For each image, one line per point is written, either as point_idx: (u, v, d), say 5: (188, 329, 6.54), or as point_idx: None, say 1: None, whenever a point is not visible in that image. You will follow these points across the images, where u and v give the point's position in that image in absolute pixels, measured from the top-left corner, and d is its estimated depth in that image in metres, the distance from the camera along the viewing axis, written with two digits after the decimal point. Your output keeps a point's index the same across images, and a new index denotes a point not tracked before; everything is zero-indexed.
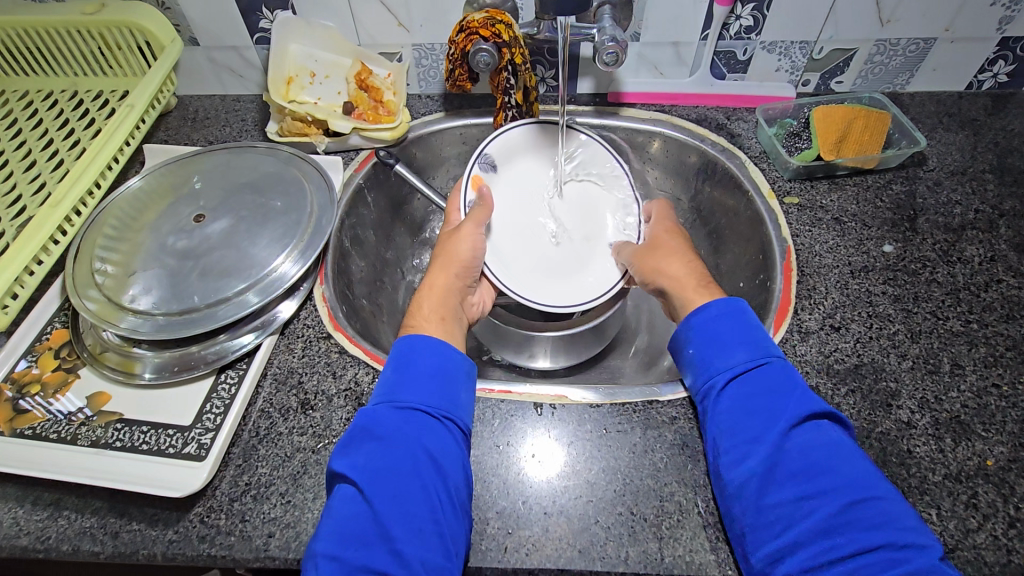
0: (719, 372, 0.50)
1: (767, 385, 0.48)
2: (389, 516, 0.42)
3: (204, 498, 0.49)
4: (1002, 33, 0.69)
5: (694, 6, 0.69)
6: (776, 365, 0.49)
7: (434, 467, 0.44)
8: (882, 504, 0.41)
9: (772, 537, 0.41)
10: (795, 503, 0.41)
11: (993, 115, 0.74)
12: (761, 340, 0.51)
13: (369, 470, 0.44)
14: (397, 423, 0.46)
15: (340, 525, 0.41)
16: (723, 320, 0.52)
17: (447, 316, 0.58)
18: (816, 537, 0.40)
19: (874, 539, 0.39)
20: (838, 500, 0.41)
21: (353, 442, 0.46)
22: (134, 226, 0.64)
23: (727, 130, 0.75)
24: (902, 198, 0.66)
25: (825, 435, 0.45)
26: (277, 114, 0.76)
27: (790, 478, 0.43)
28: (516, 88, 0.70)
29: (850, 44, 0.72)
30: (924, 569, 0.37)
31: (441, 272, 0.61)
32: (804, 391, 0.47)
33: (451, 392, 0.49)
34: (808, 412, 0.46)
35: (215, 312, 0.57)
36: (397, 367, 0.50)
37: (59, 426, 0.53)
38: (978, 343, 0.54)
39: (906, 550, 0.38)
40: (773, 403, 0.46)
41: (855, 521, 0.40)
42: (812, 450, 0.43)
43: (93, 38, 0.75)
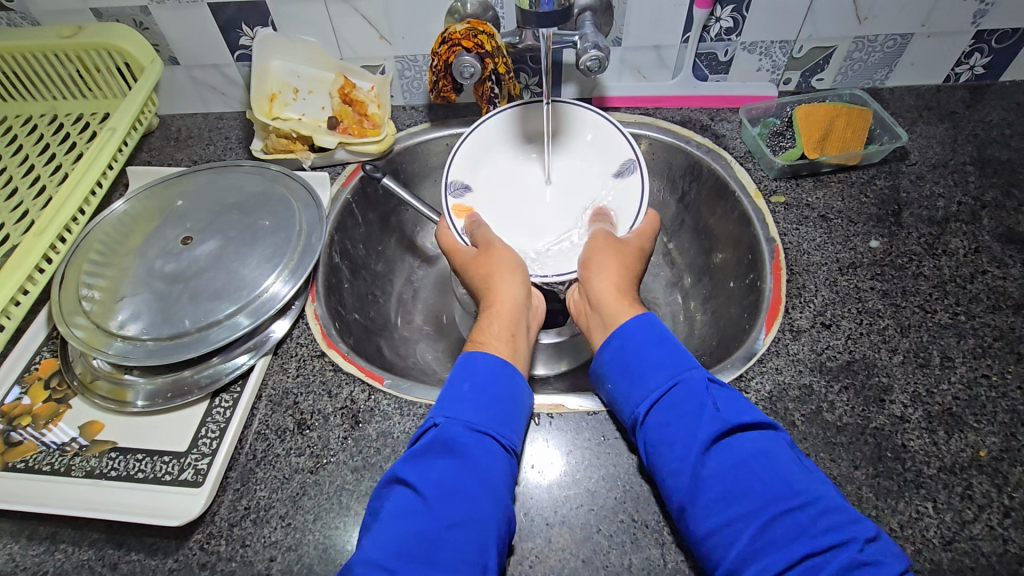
0: (637, 404, 0.49)
1: (683, 407, 0.46)
2: (444, 536, 0.41)
3: (203, 525, 0.49)
4: (977, 27, 0.70)
5: (674, 9, 0.69)
6: (689, 381, 0.47)
7: (495, 493, 0.44)
8: (802, 513, 0.39)
9: (718, 560, 0.40)
10: (715, 532, 0.40)
11: (970, 107, 0.75)
12: (674, 356, 0.50)
13: (439, 487, 0.43)
14: (475, 443, 0.46)
15: (398, 540, 0.40)
16: (637, 338, 0.51)
17: (517, 333, 0.56)
18: (750, 560, 0.39)
19: (798, 551, 0.38)
20: (755, 522, 0.39)
21: (427, 454, 0.45)
22: (119, 250, 0.63)
23: (711, 130, 0.76)
24: (886, 193, 0.67)
25: (733, 447, 0.43)
26: (261, 131, 0.75)
27: (712, 505, 0.41)
28: (500, 96, 0.72)
29: (828, 42, 0.73)
30: (847, 569, 0.36)
31: (506, 287, 0.59)
32: (710, 403, 0.45)
33: (516, 422, 0.49)
34: (716, 430, 0.44)
35: (206, 336, 0.56)
36: (474, 383, 0.49)
37: (52, 458, 0.52)
38: (966, 334, 0.55)
39: (829, 553, 0.37)
40: (683, 421, 0.45)
41: (777, 538, 0.39)
42: (727, 472, 0.42)
43: (71, 62, 0.74)
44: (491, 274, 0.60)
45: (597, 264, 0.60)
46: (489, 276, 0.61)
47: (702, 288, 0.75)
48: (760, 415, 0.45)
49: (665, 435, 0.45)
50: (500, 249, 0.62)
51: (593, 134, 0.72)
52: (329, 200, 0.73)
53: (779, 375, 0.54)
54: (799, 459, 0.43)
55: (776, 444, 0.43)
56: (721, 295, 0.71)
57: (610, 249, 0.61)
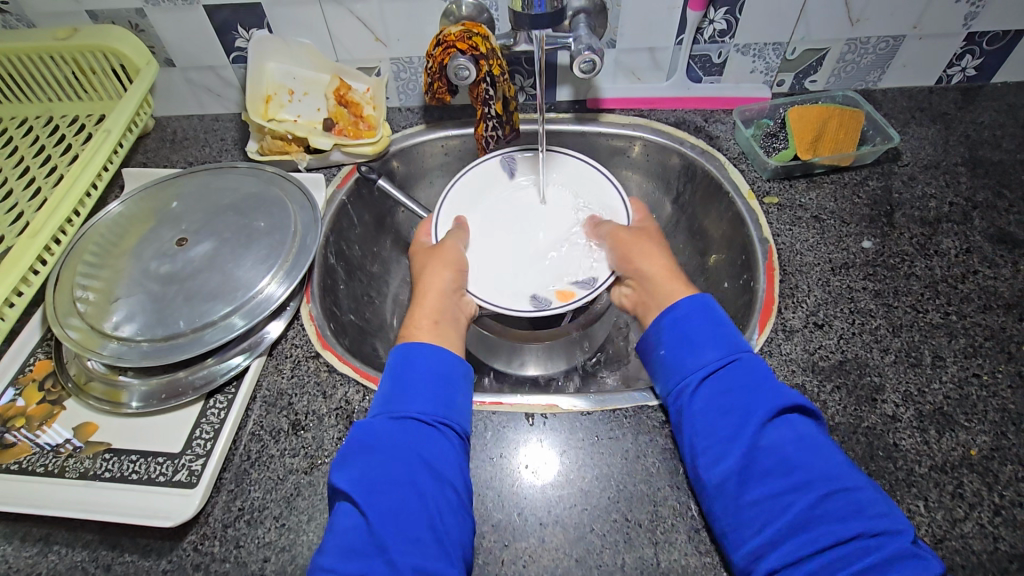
0: (690, 374, 0.49)
1: (739, 382, 0.47)
2: (383, 528, 0.42)
3: (197, 526, 0.49)
4: (968, 29, 0.71)
5: (668, 11, 0.69)
6: (745, 361, 0.48)
7: (433, 473, 0.45)
8: (847, 496, 0.41)
9: (749, 534, 0.42)
10: (770, 504, 0.42)
11: (962, 109, 0.75)
12: (730, 336, 0.51)
13: (363, 485, 0.44)
14: (390, 437, 0.46)
15: (343, 537, 0.42)
16: (696, 316, 0.52)
17: (440, 320, 0.58)
18: (786, 538, 0.40)
19: (849, 530, 0.39)
20: (810, 499, 0.41)
21: (349, 456, 0.45)
22: (114, 251, 0.63)
23: (706, 132, 0.76)
24: (878, 193, 0.67)
25: (792, 429, 0.44)
26: (257, 133, 0.76)
27: (764, 478, 0.43)
28: (495, 99, 0.70)
29: (821, 44, 0.73)
30: (894, 555, 0.37)
31: (432, 277, 0.61)
32: (776, 383, 0.47)
33: (450, 399, 0.49)
34: (776, 408, 0.45)
35: (201, 337, 0.56)
36: (393, 380, 0.50)
37: (46, 459, 0.52)
38: (957, 334, 0.55)
39: (879, 537, 0.39)
40: (748, 394, 0.46)
41: (829, 514, 0.40)
42: (782, 449, 0.43)
43: (66, 64, 0.74)
44: (426, 267, 0.63)
45: (639, 252, 0.62)
46: (427, 265, 0.63)
47: (696, 289, 0.75)
48: (813, 406, 0.47)
49: (718, 410, 0.46)
50: (449, 244, 0.66)
51: (571, 169, 0.73)
52: (325, 201, 0.73)
53: (772, 375, 0.54)
54: (833, 447, 0.45)
55: (830, 436, 0.45)
56: (716, 296, 0.71)
57: (641, 238, 0.63)
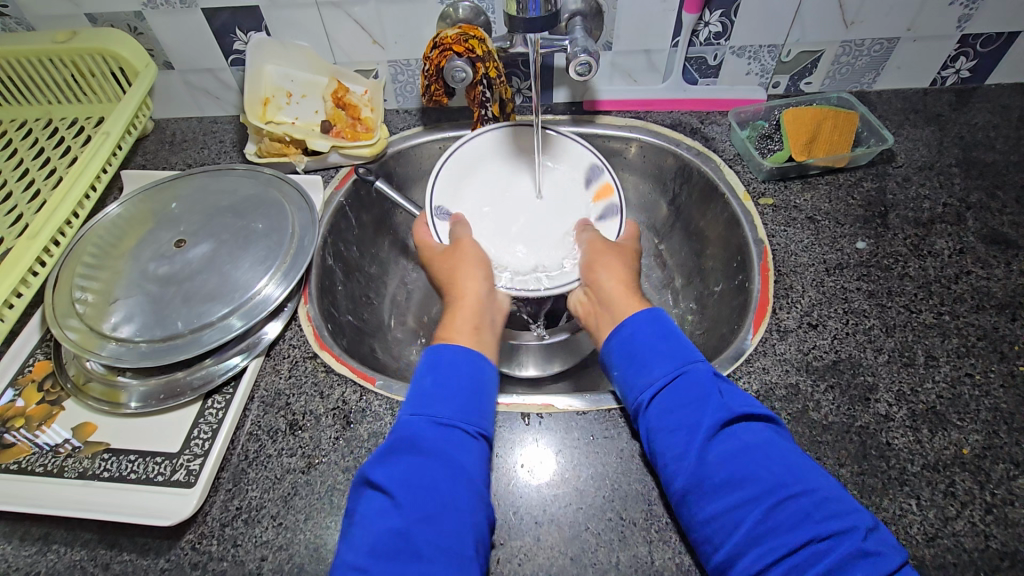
0: (642, 392, 0.49)
1: (687, 396, 0.47)
2: (419, 530, 0.41)
3: (195, 525, 0.49)
4: (962, 31, 0.71)
5: (663, 14, 0.70)
6: (693, 374, 0.48)
7: (469, 483, 0.45)
8: (807, 500, 0.40)
9: (717, 543, 0.41)
10: (721, 516, 0.41)
11: (956, 110, 0.76)
12: (681, 350, 0.51)
13: (406, 484, 0.43)
14: (438, 439, 0.46)
15: (375, 538, 0.41)
16: (644, 330, 0.53)
17: (479, 325, 0.57)
18: (750, 545, 0.40)
19: (801, 536, 0.39)
20: (760, 508, 0.40)
21: (393, 453, 0.45)
22: (112, 253, 0.64)
23: (701, 133, 0.77)
24: (873, 195, 0.68)
25: (738, 439, 0.44)
26: (255, 135, 0.76)
27: (716, 490, 0.42)
28: (492, 101, 0.72)
29: (816, 46, 0.73)
30: (849, 557, 0.37)
31: (470, 281, 0.62)
32: (721, 396, 0.47)
33: (487, 409, 0.50)
34: (723, 419, 0.45)
35: (199, 337, 0.57)
36: (435, 380, 0.50)
37: (45, 459, 0.53)
38: (950, 334, 0.56)
39: (830, 541, 0.38)
40: (690, 409, 0.46)
41: (781, 524, 0.39)
42: (732, 461, 0.43)
43: (66, 66, 0.74)
44: (453, 274, 0.63)
45: (602, 265, 0.63)
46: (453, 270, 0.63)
47: (692, 290, 0.76)
48: (761, 410, 0.46)
49: (668, 424, 0.46)
50: (467, 242, 0.66)
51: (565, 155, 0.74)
52: (323, 203, 0.73)
53: (766, 374, 0.55)
54: (801, 452, 0.45)
55: (779, 439, 0.45)
56: (711, 296, 0.72)
57: (609, 250, 0.65)
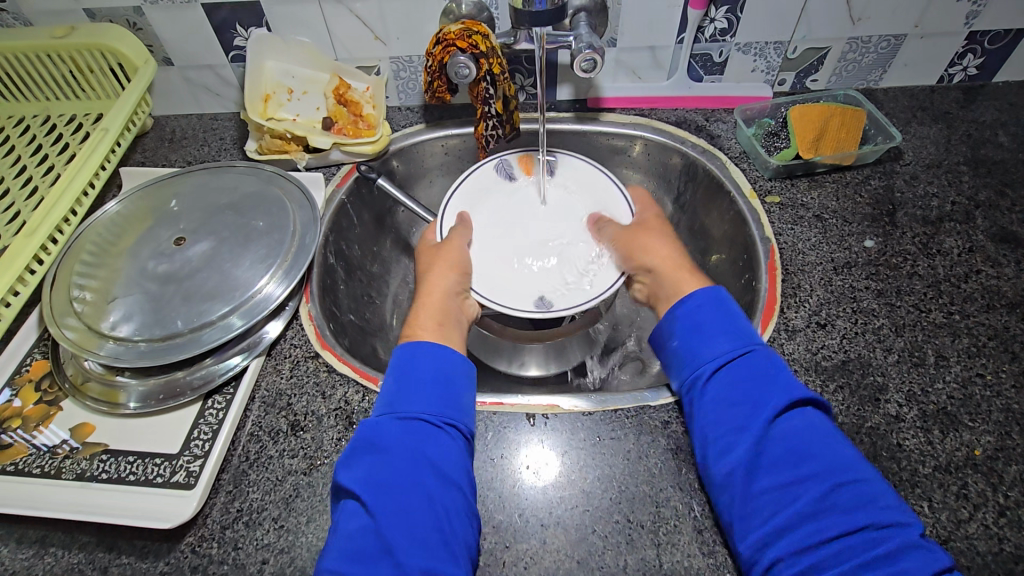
0: (705, 364, 0.49)
1: (755, 371, 0.47)
2: (389, 529, 0.41)
3: (195, 527, 0.48)
4: (970, 28, 0.70)
5: (668, 10, 0.69)
6: (759, 354, 0.48)
7: (437, 475, 0.44)
8: (864, 486, 0.41)
9: (762, 519, 0.41)
10: (782, 488, 0.42)
11: (964, 108, 0.75)
12: (748, 329, 0.51)
13: (373, 484, 0.43)
14: (396, 434, 0.45)
15: (348, 541, 0.41)
16: (709, 309, 0.52)
17: (444, 322, 0.57)
18: (800, 524, 0.40)
19: (857, 522, 0.39)
20: (822, 488, 0.41)
21: (354, 455, 0.45)
22: (111, 250, 0.63)
23: (707, 131, 0.76)
24: (880, 193, 0.67)
25: (807, 419, 0.45)
26: (255, 132, 0.75)
27: (776, 468, 0.42)
28: (495, 98, 0.70)
29: (822, 43, 0.73)
30: (901, 546, 0.38)
31: (438, 278, 0.61)
32: (790, 378, 0.47)
33: (456, 399, 0.49)
34: (793, 399, 0.45)
35: (199, 337, 0.56)
36: (397, 377, 0.49)
37: (43, 460, 0.52)
38: (961, 333, 0.55)
39: (888, 529, 0.39)
40: (760, 386, 0.46)
41: (841, 504, 0.40)
42: (796, 439, 0.43)
43: (64, 62, 0.73)
44: (433, 266, 0.62)
45: (643, 245, 0.63)
46: (430, 266, 0.62)
47: None
48: (823, 399, 0.47)
49: (734, 398, 0.46)
50: (452, 243, 0.65)
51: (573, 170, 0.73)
52: (324, 201, 0.72)
53: None
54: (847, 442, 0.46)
55: (835, 429, 0.46)
56: None
57: (639, 233, 0.64)
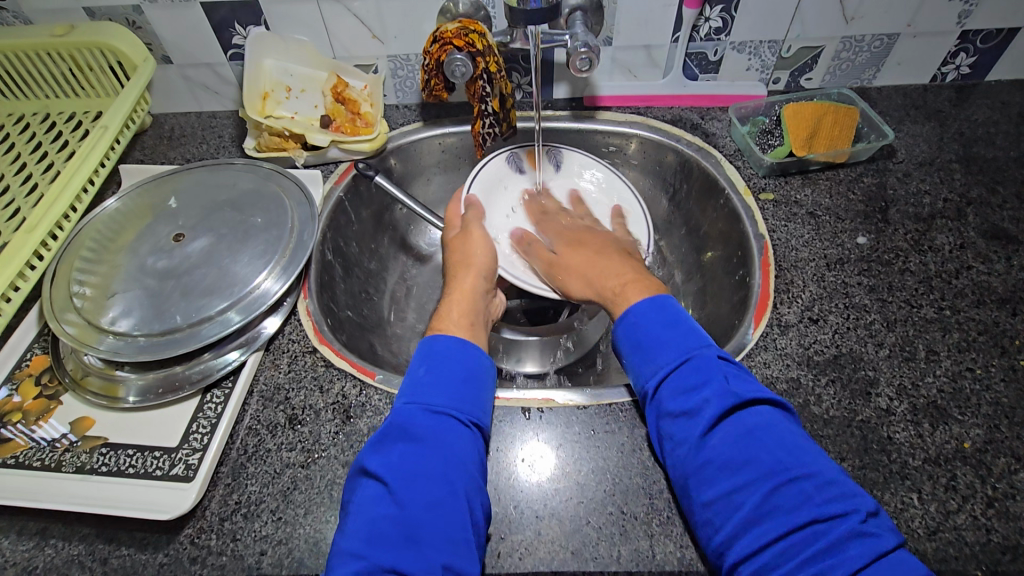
0: (647, 378, 0.49)
1: (691, 380, 0.47)
2: (416, 518, 0.41)
3: (194, 520, 0.49)
4: (962, 27, 0.71)
5: (663, 9, 0.70)
6: (699, 358, 0.48)
7: (462, 469, 0.44)
8: (807, 482, 0.40)
9: (718, 524, 0.41)
10: (723, 496, 0.41)
11: (957, 106, 0.76)
12: (690, 333, 0.50)
13: (400, 471, 0.43)
14: (430, 425, 0.46)
15: (371, 526, 0.41)
16: (649, 318, 0.52)
17: (474, 323, 0.58)
18: (745, 528, 0.40)
19: (799, 518, 0.39)
20: (763, 488, 0.40)
21: (386, 442, 0.46)
22: (111, 247, 0.63)
23: (702, 129, 0.77)
24: (873, 190, 0.68)
25: (744, 422, 0.44)
26: (253, 130, 0.76)
27: (717, 475, 0.42)
28: (492, 95, 0.70)
29: (816, 42, 0.73)
30: (845, 536, 0.37)
31: (466, 278, 0.62)
32: (728, 379, 0.46)
33: (480, 400, 0.50)
34: (725, 406, 0.44)
35: (197, 332, 0.56)
36: (428, 370, 0.50)
37: (43, 454, 0.52)
38: (951, 328, 0.56)
39: (830, 522, 0.38)
40: (696, 394, 0.46)
41: (783, 504, 0.39)
42: (733, 446, 0.43)
43: (63, 60, 0.74)
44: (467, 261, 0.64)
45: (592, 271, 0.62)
46: (466, 264, 0.64)
47: (693, 285, 0.76)
48: (775, 396, 0.46)
49: (672, 409, 0.46)
50: (477, 237, 0.66)
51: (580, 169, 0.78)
52: (322, 198, 0.73)
53: (767, 369, 0.55)
54: (805, 436, 0.44)
55: (784, 423, 0.44)
56: (712, 292, 0.71)
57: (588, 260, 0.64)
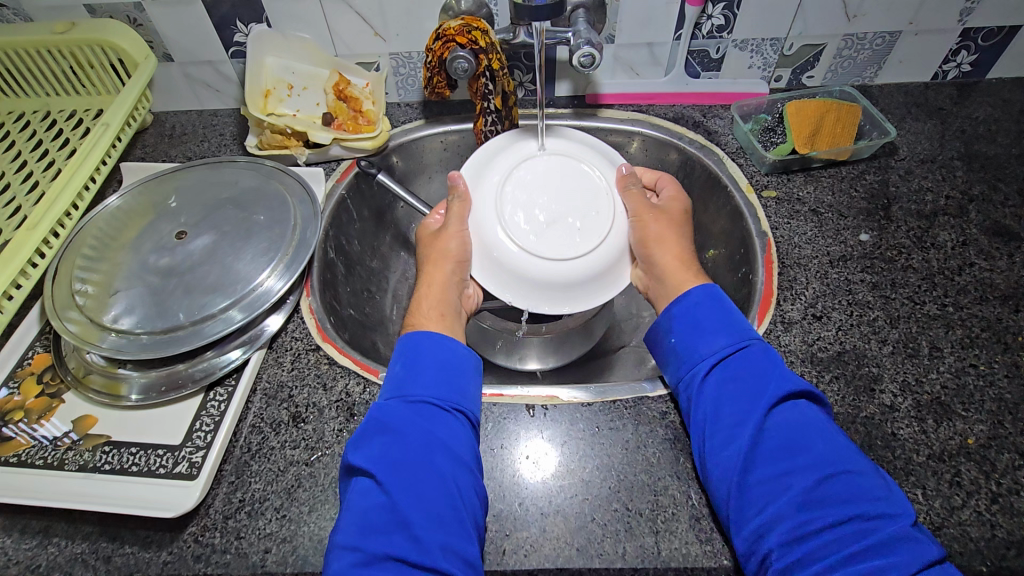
0: (703, 359, 0.50)
1: (750, 368, 0.48)
2: (405, 504, 0.41)
3: (197, 518, 0.49)
4: (964, 25, 0.71)
5: (666, 7, 0.70)
6: (758, 349, 0.49)
7: (448, 454, 0.44)
8: (859, 476, 0.42)
9: (757, 511, 0.42)
10: (775, 481, 0.42)
11: (958, 104, 0.76)
12: (742, 325, 0.51)
13: (385, 462, 0.43)
14: (408, 415, 0.46)
15: (362, 516, 0.41)
16: (706, 305, 0.53)
17: (447, 314, 0.58)
18: (791, 515, 0.41)
19: (848, 511, 0.40)
20: (813, 478, 0.41)
21: (365, 437, 0.45)
22: (113, 244, 0.63)
23: (704, 127, 0.77)
24: (876, 187, 0.68)
25: (801, 414, 0.45)
26: (256, 127, 0.76)
27: (773, 459, 0.43)
28: (495, 93, 0.70)
29: (818, 40, 0.73)
30: (898, 535, 0.38)
31: (437, 272, 0.60)
32: (785, 372, 0.48)
33: (461, 385, 0.49)
34: (787, 394, 0.46)
35: (200, 329, 0.56)
36: (405, 364, 0.50)
37: (46, 452, 0.52)
38: (954, 325, 0.56)
39: (880, 518, 0.39)
40: (755, 382, 0.47)
41: (834, 496, 0.41)
42: (790, 433, 0.44)
43: (64, 57, 0.74)
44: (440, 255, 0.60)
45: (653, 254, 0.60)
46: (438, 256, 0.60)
47: None
48: (821, 395, 0.48)
49: (730, 392, 0.47)
50: (451, 233, 0.61)
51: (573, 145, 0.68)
52: (324, 195, 0.73)
53: None
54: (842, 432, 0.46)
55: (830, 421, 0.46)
56: None
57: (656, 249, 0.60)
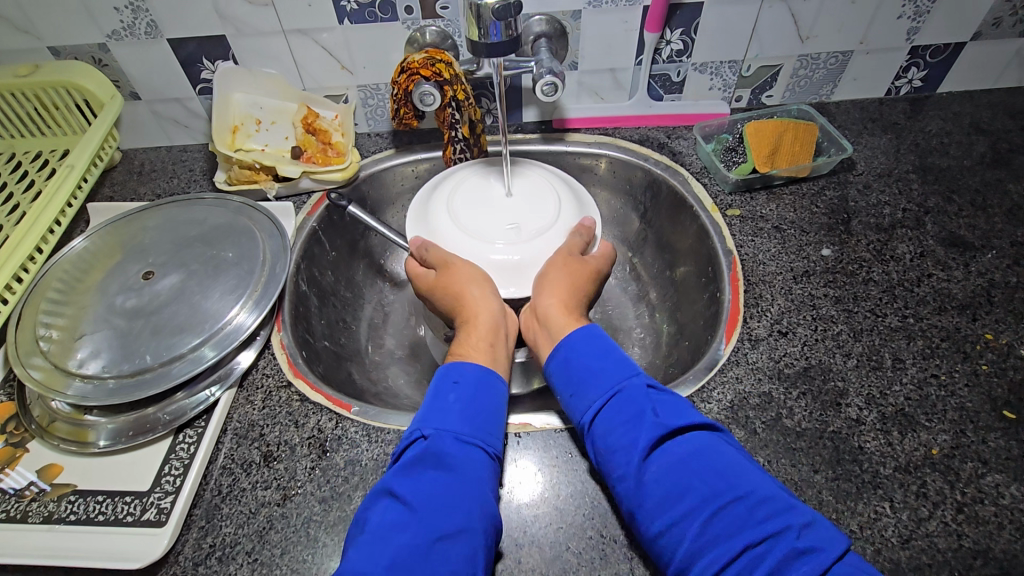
0: (585, 411, 0.49)
1: (624, 414, 0.46)
2: (442, 548, 0.39)
3: (167, 565, 0.48)
4: (911, 43, 0.74)
5: (625, 34, 0.72)
6: (628, 390, 0.48)
7: (484, 501, 0.43)
8: (744, 504, 0.39)
9: (669, 559, 0.40)
10: (664, 532, 0.41)
11: (911, 118, 0.79)
12: (612, 368, 0.50)
13: (428, 500, 0.42)
14: (464, 454, 0.45)
15: (392, 555, 0.38)
16: (580, 349, 0.52)
17: (447, 338, 0.57)
18: (692, 561, 0.39)
19: (739, 544, 0.38)
20: (702, 516, 0.40)
21: (412, 470, 0.44)
22: (78, 287, 0.63)
23: (669, 148, 0.79)
24: (835, 203, 0.70)
25: (673, 453, 0.43)
26: (224, 163, 0.76)
27: (659, 504, 0.41)
28: (461, 122, 0.71)
29: (774, 61, 0.76)
30: (786, 559, 0.36)
31: (436, 297, 0.60)
32: (650, 415, 0.45)
33: (496, 433, 0.49)
34: (655, 437, 0.44)
35: (168, 371, 0.56)
36: (451, 397, 0.49)
37: (8, 504, 0.51)
38: (915, 336, 0.57)
39: (771, 543, 0.37)
40: (626, 424, 0.45)
41: (723, 531, 0.39)
42: (671, 471, 0.42)
43: (29, 100, 0.73)
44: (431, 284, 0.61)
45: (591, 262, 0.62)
46: (435, 281, 0.60)
47: (667, 301, 0.76)
48: (710, 421, 0.46)
49: (608, 443, 0.46)
50: (435, 255, 0.62)
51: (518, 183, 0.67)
52: (295, 229, 0.73)
53: (740, 384, 0.55)
54: (744, 456, 0.44)
55: (723, 447, 0.44)
56: (684, 307, 0.72)
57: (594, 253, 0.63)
